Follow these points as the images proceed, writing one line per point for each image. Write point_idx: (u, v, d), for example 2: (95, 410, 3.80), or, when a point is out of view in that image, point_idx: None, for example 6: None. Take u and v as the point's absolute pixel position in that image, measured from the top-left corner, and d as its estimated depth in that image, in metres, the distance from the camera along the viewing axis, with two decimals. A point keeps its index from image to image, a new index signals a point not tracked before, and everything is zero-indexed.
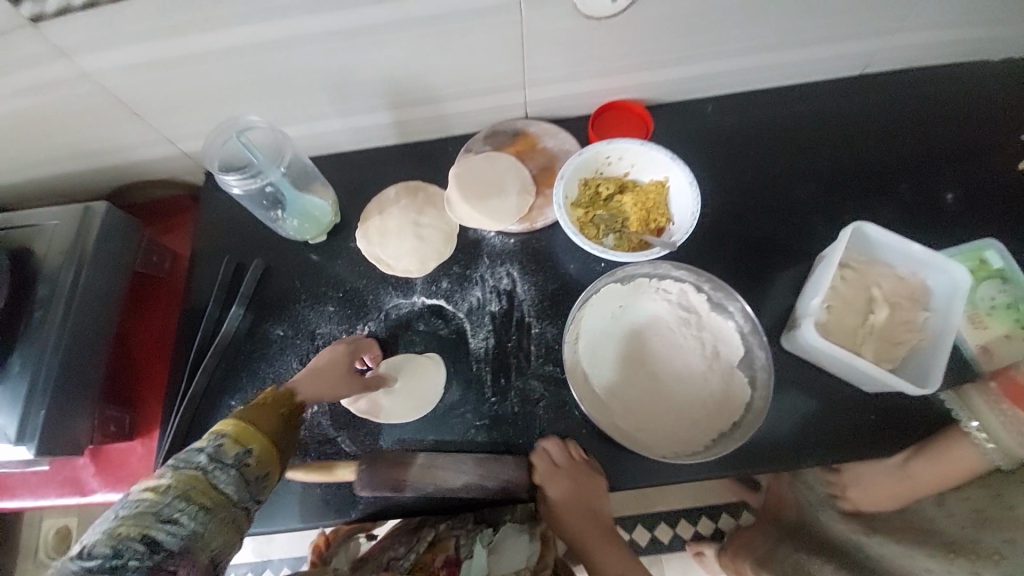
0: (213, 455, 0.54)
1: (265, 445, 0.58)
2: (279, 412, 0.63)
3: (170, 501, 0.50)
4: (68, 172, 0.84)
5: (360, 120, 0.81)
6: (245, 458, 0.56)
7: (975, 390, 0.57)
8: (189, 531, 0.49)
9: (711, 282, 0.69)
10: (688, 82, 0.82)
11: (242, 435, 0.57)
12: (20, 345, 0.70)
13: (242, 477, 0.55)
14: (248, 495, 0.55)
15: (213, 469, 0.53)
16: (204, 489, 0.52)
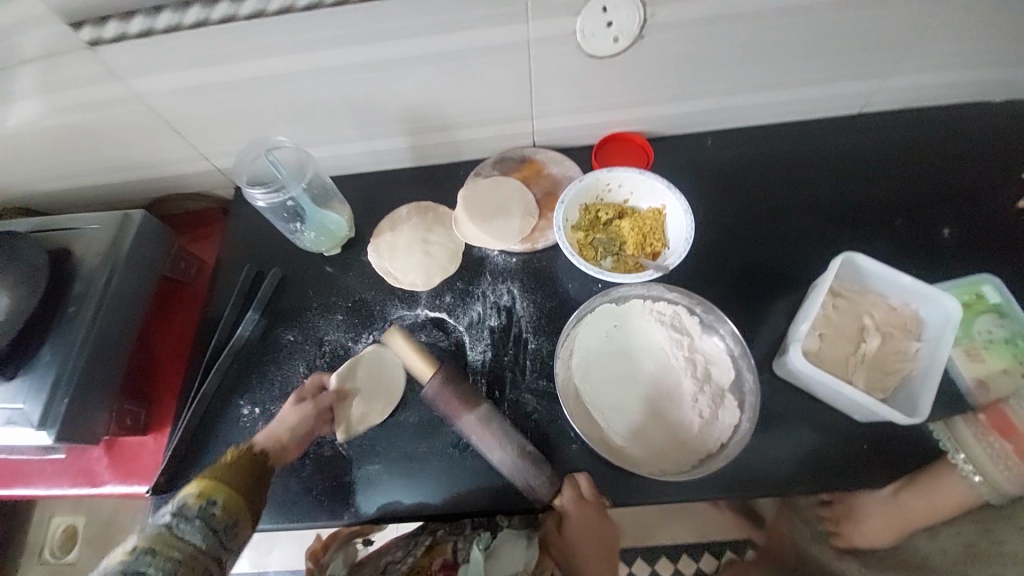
0: (178, 510, 0.55)
1: (230, 495, 0.59)
2: (247, 470, 0.62)
3: (136, 558, 0.51)
4: (111, 183, 0.91)
5: (378, 143, 0.87)
6: (211, 507, 0.57)
7: (965, 422, 0.63)
8: None
9: (702, 305, 0.72)
10: (688, 116, 0.86)
11: (205, 488, 0.58)
12: (53, 337, 0.74)
13: (208, 527, 0.55)
14: (216, 544, 0.55)
15: (177, 524, 0.54)
16: (168, 545, 0.53)
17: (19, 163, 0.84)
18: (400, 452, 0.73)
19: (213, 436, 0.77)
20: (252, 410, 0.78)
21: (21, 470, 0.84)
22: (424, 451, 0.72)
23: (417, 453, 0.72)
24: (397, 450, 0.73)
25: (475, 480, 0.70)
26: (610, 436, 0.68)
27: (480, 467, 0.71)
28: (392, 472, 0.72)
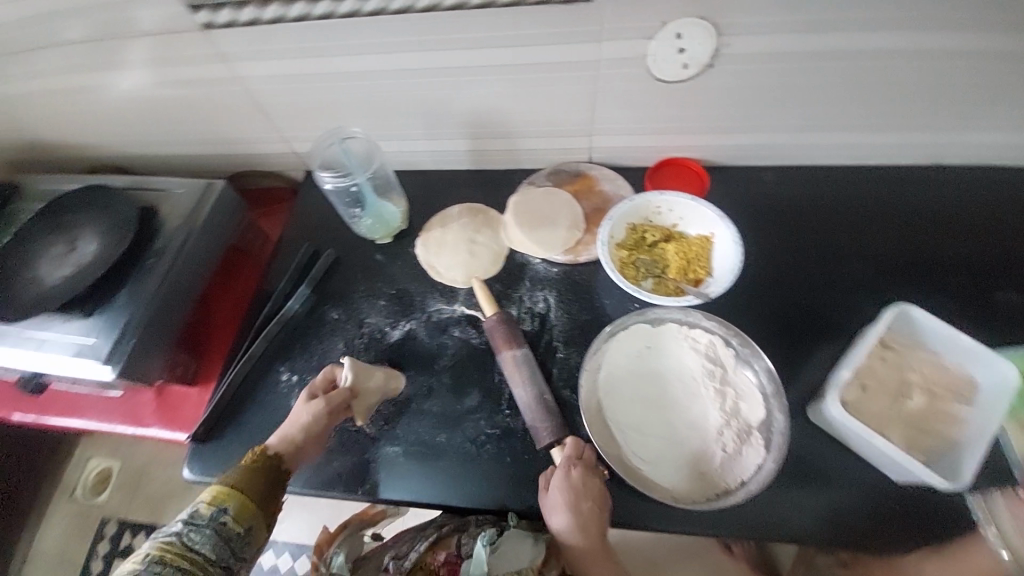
0: (191, 520, 0.62)
1: (242, 503, 0.65)
2: (265, 473, 0.68)
3: (149, 567, 0.58)
4: (198, 154, 1.00)
5: (441, 144, 0.92)
6: (222, 515, 0.63)
7: (1004, 497, 0.61)
8: None
9: (739, 337, 0.71)
10: (748, 149, 0.86)
11: (219, 496, 0.65)
12: (130, 284, 0.81)
13: (218, 535, 0.62)
14: (226, 552, 0.62)
15: (188, 534, 0.61)
16: (179, 554, 0.60)
17: (125, 127, 0.94)
18: (421, 439, 0.74)
19: (251, 397, 0.81)
20: (290, 377, 0.82)
21: (76, 403, 0.91)
22: (443, 442, 0.74)
23: (435, 443, 0.74)
24: (417, 437, 0.75)
25: (487, 478, 0.71)
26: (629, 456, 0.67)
27: (494, 467, 0.72)
28: (409, 457, 0.74)
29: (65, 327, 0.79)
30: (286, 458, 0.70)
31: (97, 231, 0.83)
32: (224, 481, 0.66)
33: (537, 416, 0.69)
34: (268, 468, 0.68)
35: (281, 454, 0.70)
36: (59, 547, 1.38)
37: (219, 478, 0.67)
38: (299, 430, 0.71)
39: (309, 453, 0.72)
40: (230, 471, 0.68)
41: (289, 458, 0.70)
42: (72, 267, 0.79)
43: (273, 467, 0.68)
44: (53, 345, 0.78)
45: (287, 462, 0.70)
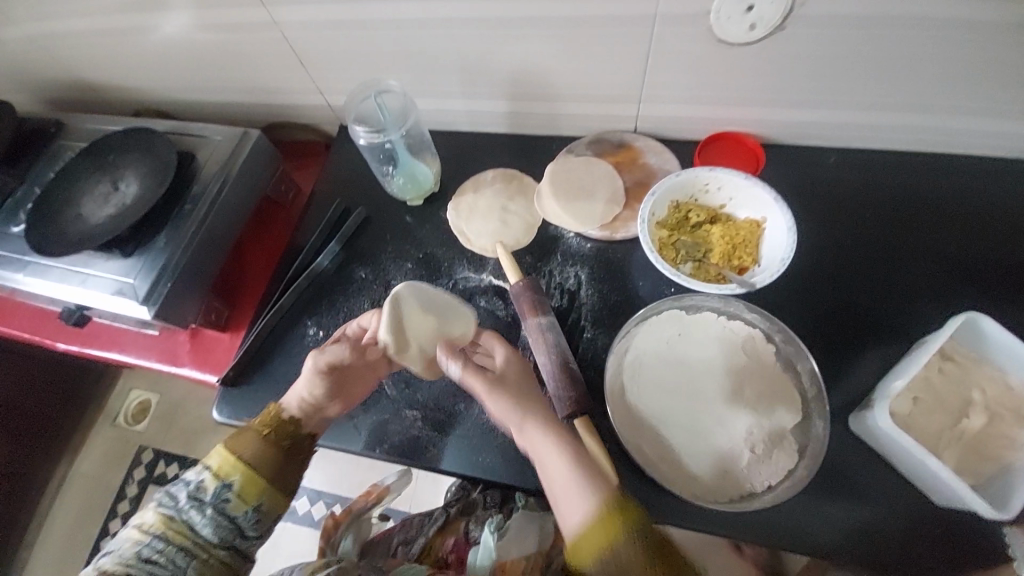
0: (194, 495, 0.65)
1: (246, 478, 0.66)
2: (276, 444, 0.70)
3: (152, 541, 0.62)
4: (235, 102, 0.99)
5: (479, 105, 0.88)
6: (223, 493, 0.65)
7: None
8: (166, 568, 0.61)
9: (783, 334, 0.67)
10: (813, 127, 0.78)
11: (223, 469, 0.66)
12: (168, 227, 0.83)
13: (219, 516, 0.65)
14: (228, 533, 0.65)
15: (190, 511, 0.65)
16: (179, 532, 0.64)
17: (165, 70, 0.94)
18: (440, 406, 0.75)
19: (280, 348, 0.83)
20: (316, 332, 0.83)
21: (118, 338, 0.94)
22: (462, 410, 0.74)
23: (455, 410, 0.74)
24: (437, 404, 0.75)
25: (502, 450, 0.71)
26: (646, 445, 0.64)
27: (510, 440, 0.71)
28: (428, 422, 0.74)
29: (106, 266, 0.81)
30: (306, 421, 0.72)
31: (137, 173, 0.84)
32: (232, 450, 0.68)
33: (558, 385, 0.67)
34: (283, 434, 0.70)
35: (302, 419, 0.71)
36: (102, 467, 1.50)
37: (231, 442, 0.68)
38: (310, 393, 0.71)
39: (330, 412, 0.72)
40: (244, 435, 0.69)
41: (310, 422, 0.72)
42: (113, 207, 0.81)
43: (284, 438, 0.70)
44: (96, 281, 0.81)
45: (307, 425, 0.71)
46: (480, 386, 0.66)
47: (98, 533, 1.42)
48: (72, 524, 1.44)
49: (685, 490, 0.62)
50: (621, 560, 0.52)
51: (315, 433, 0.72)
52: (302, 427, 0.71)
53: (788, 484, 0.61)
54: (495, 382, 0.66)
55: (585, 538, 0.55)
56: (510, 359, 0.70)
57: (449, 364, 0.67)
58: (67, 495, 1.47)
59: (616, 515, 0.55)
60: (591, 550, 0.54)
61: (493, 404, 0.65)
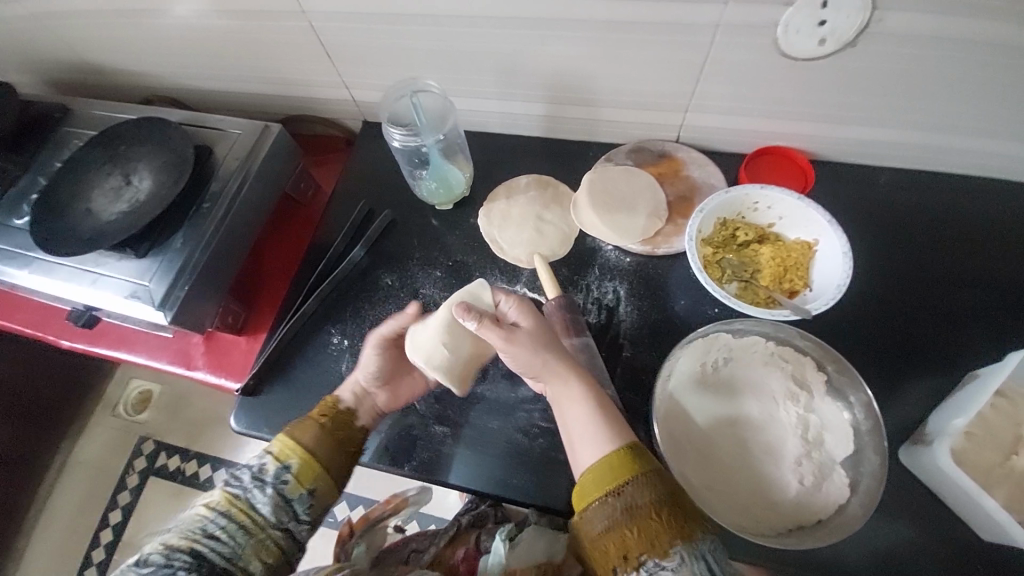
0: (256, 475, 0.61)
1: (304, 462, 0.62)
2: (332, 433, 0.65)
3: (215, 518, 0.58)
4: (253, 93, 0.95)
5: (515, 106, 0.83)
6: (283, 475, 0.61)
7: None
8: (229, 547, 0.56)
9: (836, 364, 0.63)
10: (865, 146, 0.76)
11: (284, 451, 0.62)
12: (186, 226, 0.78)
13: (279, 497, 0.60)
14: (286, 517, 0.60)
15: (253, 490, 0.60)
16: (243, 511, 0.59)
17: (180, 57, 0.89)
18: (470, 424, 0.71)
19: (300, 355, 0.79)
20: (340, 340, 0.79)
21: (126, 336, 0.90)
22: (492, 428, 0.70)
23: (485, 428, 0.70)
24: (467, 421, 0.71)
25: (536, 472, 0.67)
26: (688, 475, 0.60)
27: (543, 462, 0.68)
28: (457, 438, 0.71)
29: (120, 266, 0.77)
30: (359, 412, 0.69)
31: (151, 167, 0.79)
32: (292, 434, 0.64)
33: None
34: (338, 423, 0.67)
35: (355, 410, 0.69)
36: (101, 457, 1.44)
37: (291, 428, 0.65)
38: (366, 379, 0.70)
39: (377, 401, 0.71)
40: (302, 422, 0.66)
41: (361, 413, 0.69)
42: (127, 203, 0.77)
43: (339, 431, 0.66)
44: (108, 282, 0.77)
45: (361, 418, 0.69)
46: (499, 341, 0.63)
47: (97, 524, 1.36)
48: (69, 515, 1.37)
49: (729, 522, 0.57)
50: (627, 498, 0.53)
51: (367, 426, 0.69)
52: (354, 420, 0.68)
53: (843, 523, 0.57)
54: (514, 334, 0.63)
55: (593, 476, 0.56)
56: (527, 314, 0.66)
57: (466, 322, 0.64)
58: (62, 486, 1.41)
59: (629, 453, 0.56)
60: (596, 488, 0.55)
61: (515, 358, 0.63)
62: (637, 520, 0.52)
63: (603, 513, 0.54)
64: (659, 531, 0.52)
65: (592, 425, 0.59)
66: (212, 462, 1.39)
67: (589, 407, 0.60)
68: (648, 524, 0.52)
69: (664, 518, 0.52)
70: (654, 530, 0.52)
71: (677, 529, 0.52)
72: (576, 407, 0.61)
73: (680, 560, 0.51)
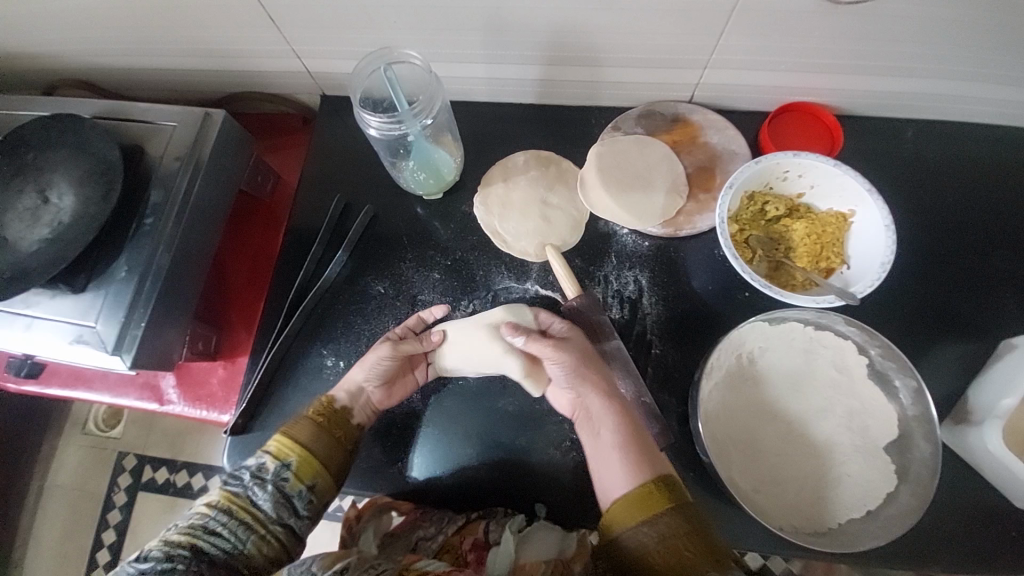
0: (254, 472, 0.56)
1: (304, 460, 0.57)
2: (331, 433, 0.60)
3: (215, 514, 0.53)
4: (181, 69, 0.77)
5: (505, 71, 0.71)
6: (283, 472, 0.56)
7: None
8: (230, 544, 0.52)
9: (882, 348, 0.59)
10: (896, 97, 0.68)
11: (282, 450, 0.57)
12: (128, 249, 0.65)
13: (280, 493, 0.55)
14: (287, 512, 0.55)
15: (253, 487, 0.55)
16: (243, 507, 0.54)
17: (78, 30, 0.70)
18: (495, 444, 0.66)
19: (291, 383, 0.70)
20: (335, 363, 0.70)
21: (82, 373, 0.79)
22: (520, 447, 0.65)
23: (512, 448, 0.65)
24: (492, 441, 0.66)
25: (572, 485, 0.64)
26: (737, 480, 0.58)
27: (579, 474, 0.64)
28: (485, 460, 0.65)
29: (58, 304, 0.64)
30: (356, 409, 0.64)
31: (68, 177, 0.64)
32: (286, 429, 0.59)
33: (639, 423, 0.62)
34: (337, 422, 0.61)
35: (350, 408, 0.63)
36: (78, 479, 1.31)
37: (285, 426, 0.60)
38: (365, 377, 0.64)
39: (374, 398, 0.65)
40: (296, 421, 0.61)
41: (357, 411, 0.64)
42: (47, 226, 0.62)
43: (337, 428, 0.61)
44: (47, 323, 0.65)
45: (357, 416, 0.63)
46: (547, 355, 0.61)
47: (90, 547, 1.26)
48: (49, 546, 1.27)
49: (781, 525, 0.56)
50: (661, 528, 0.49)
51: (362, 423, 0.64)
52: (352, 419, 0.63)
53: (898, 514, 0.56)
54: (561, 343, 0.62)
55: (624, 503, 0.52)
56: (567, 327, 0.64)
57: (514, 338, 0.63)
58: (42, 512, 1.29)
59: (661, 486, 0.51)
60: (627, 518, 0.51)
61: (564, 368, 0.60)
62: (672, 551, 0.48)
63: (637, 537, 0.50)
64: (696, 560, 0.47)
65: (629, 444, 0.55)
66: (203, 470, 1.29)
67: (626, 439, 0.55)
68: (682, 552, 0.48)
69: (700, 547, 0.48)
70: (690, 556, 0.48)
71: (713, 560, 0.47)
72: (611, 421, 0.57)
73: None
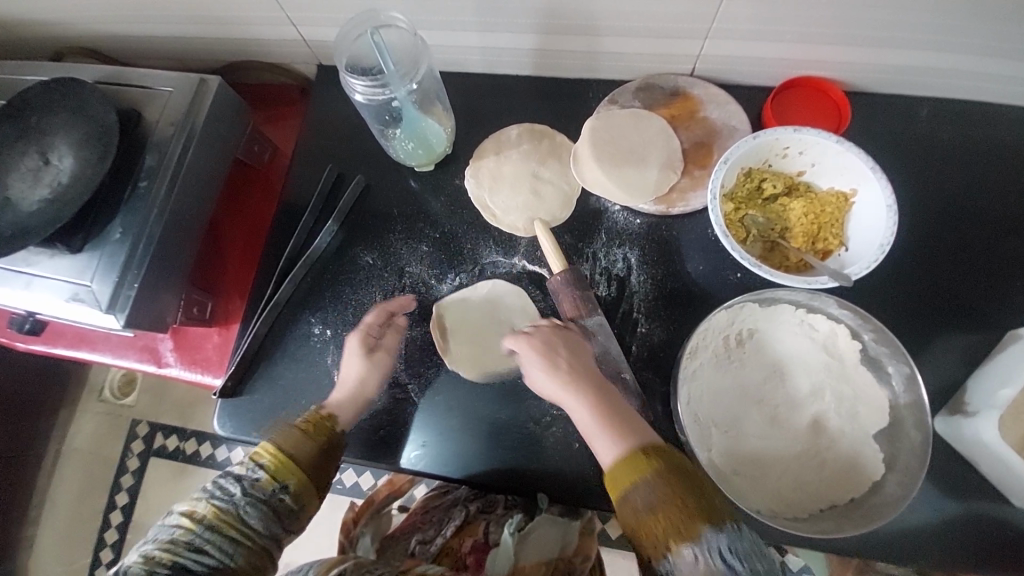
0: (246, 488, 0.55)
1: (301, 481, 0.57)
2: (325, 451, 0.60)
3: (200, 531, 0.53)
4: (181, 37, 0.78)
5: (498, 40, 0.69)
6: (277, 494, 0.56)
7: None
8: (215, 561, 0.52)
9: (875, 333, 0.57)
10: (910, 73, 0.64)
11: (278, 468, 0.57)
12: (123, 212, 0.67)
13: (271, 512, 0.55)
14: (278, 529, 0.55)
15: (243, 505, 0.54)
16: (231, 526, 0.54)
17: None
18: (478, 415, 0.66)
19: (280, 349, 0.71)
20: (322, 331, 0.71)
21: (85, 335, 0.82)
22: (503, 421, 0.65)
23: (494, 423, 0.65)
24: (473, 414, 0.66)
25: (549, 461, 0.63)
26: (715, 462, 0.56)
27: (558, 451, 0.63)
28: (472, 438, 0.65)
29: (59, 270, 0.66)
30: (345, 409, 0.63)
31: (69, 139, 0.65)
32: (274, 440, 0.59)
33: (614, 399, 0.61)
34: (333, 444, 0.61)
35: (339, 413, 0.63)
36: (94, 442, 1.37)
37: (281, 436, 0.59)
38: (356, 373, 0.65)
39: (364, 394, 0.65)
40: (288, 431, 0.60)
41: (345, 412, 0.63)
42: (47, 187, 0.64)
43: (329, 447, 0.61)
44: (45, 282, 0.67)
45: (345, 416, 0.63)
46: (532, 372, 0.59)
47: (103, 507, 1.32)
48: (67, 504, 1.33)
49: (759, 508, 0.55)
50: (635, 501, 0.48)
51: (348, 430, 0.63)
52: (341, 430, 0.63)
53: (881, 505, 0.54)
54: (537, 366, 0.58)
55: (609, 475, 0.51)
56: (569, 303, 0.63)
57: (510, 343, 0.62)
58: (61, 473, 1.35)
59: (636, 460, 0.49)
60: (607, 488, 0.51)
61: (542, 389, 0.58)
62: (646, 523, 0.47)
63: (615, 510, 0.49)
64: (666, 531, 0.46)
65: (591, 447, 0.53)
66: (210, 439, 1.33)
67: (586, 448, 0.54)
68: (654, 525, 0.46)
69: (670, 519, 0.46)
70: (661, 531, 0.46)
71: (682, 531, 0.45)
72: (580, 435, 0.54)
73: (693, 557, 0.45)
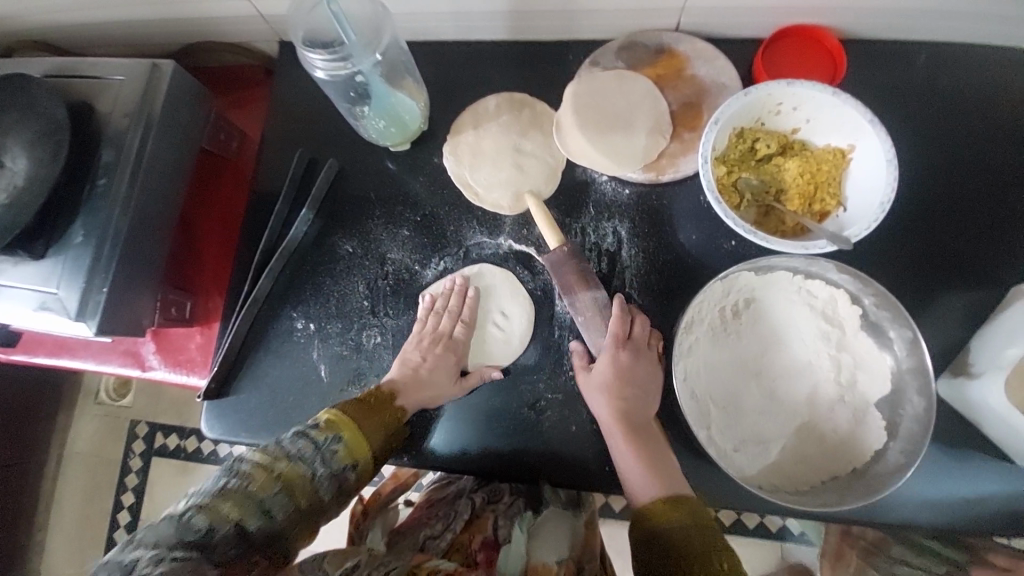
0: (323, 459, 0.54)
1: (368, 468, 0.57)
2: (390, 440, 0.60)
3: (273, 492, 0.50)
4: (128, 19, 0.72)
5: (467, 3, 0.64)
6: (348, 471, 0.55)
7: None
8: (277, 524, 0.50)
9: (876, 297, 0.54)
10: (911, 14, 0.60)
11: (357, 449, 0.56)
12: (83, 214, 0.63)
13: (339, 486, 0.54)
14: (337, 503, 0.55)
15: (321, 475, 0.53)
16: (303, 492, 0.52)
17: None
18: (472, 403, 0.64)
19: (264, 346, 0.69)
20: (305, 326, 0.69)
21: (64, 343, 0.80)
22: (497, 408, 0.64)
23: (490, 410, 0.64)
24: (471, 401, 0.64)
25: (546, 445, 0.62)
26: (715, 439, 0.55)
27: (554, 434, 0.62)
28: (472, 428, 0.64)
29: (24, 278, 0.63)
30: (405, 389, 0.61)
31: (20, 139, 0.60)
32: (347, 412, 0.57)
33: None
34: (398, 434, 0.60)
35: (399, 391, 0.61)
36: (96, 444, 1.37)
37: (358, 418, 0.57)
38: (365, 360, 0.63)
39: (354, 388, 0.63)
40: (356, 407, 0.58)
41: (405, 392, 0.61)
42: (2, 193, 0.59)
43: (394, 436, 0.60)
44: (11, 292, 0.64)
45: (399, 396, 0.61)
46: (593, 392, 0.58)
47: (112, 507, 1.33)
48: (75, 506, 1.34)
49: (759, 483, 0.54)
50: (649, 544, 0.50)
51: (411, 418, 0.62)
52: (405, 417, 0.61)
53: (883, 473, 0.53)
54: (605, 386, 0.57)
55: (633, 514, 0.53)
56: (645, 327, 0.59)
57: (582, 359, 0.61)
58: (66, 476, 1.36)
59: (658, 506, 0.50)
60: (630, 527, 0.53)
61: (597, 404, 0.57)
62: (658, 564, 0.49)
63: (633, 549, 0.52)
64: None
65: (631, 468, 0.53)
66: None
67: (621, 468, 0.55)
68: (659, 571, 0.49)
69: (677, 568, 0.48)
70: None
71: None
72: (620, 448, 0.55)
73: None
